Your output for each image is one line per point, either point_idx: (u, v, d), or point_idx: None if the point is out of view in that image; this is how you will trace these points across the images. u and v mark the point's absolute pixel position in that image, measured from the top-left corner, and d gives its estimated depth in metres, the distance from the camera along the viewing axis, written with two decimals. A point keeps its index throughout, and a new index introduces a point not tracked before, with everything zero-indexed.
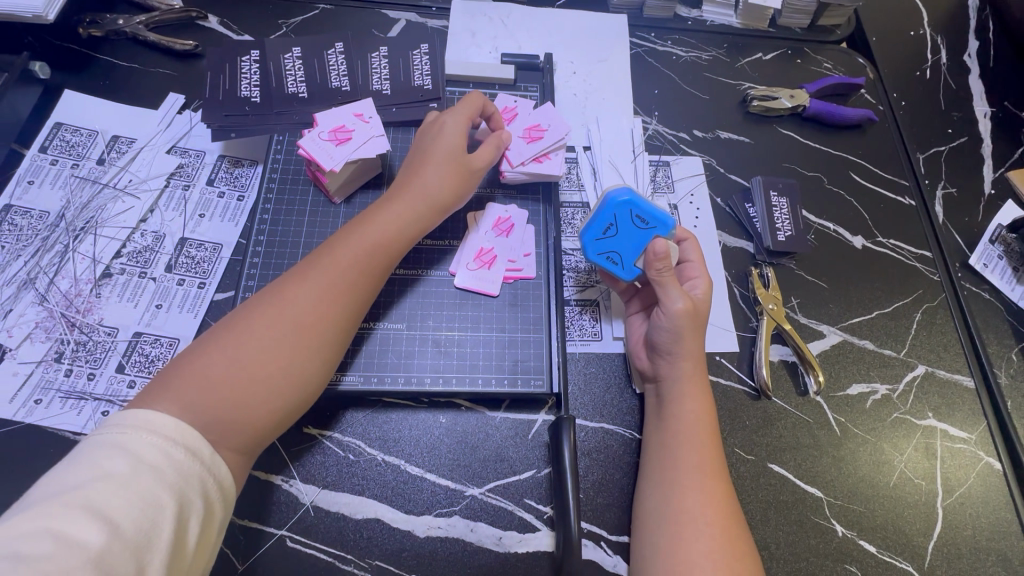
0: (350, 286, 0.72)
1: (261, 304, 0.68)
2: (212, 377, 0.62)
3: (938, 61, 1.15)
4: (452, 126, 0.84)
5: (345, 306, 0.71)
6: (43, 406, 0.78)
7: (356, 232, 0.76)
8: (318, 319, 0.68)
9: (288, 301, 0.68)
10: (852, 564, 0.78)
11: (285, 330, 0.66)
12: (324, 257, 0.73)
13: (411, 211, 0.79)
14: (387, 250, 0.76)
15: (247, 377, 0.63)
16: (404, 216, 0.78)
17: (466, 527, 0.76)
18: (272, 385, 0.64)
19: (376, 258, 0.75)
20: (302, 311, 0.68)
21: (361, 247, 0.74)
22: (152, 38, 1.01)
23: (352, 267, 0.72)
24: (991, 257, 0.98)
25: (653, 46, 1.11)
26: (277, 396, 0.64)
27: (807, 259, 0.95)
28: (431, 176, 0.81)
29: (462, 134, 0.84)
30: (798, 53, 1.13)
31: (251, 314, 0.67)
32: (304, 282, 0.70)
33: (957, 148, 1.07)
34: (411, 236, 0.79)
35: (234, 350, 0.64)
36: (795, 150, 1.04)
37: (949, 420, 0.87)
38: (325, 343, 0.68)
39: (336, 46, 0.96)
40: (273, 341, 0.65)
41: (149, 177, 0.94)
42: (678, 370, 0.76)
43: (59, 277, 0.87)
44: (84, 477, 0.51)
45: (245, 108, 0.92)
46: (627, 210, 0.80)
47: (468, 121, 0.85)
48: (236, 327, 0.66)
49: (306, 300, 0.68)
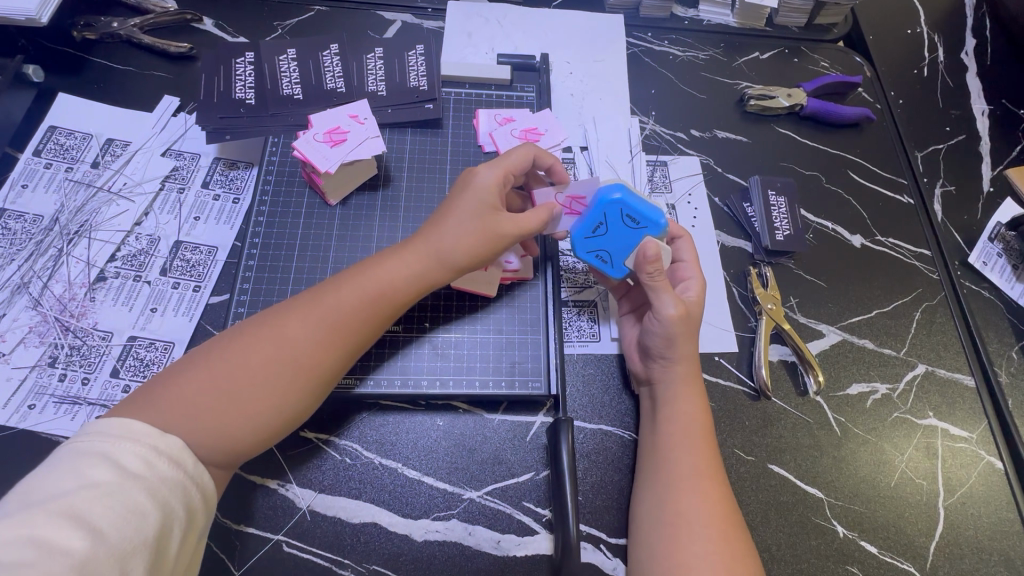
0: (351, 330, 0.68)
1: (263, 333, 0.65)
2: (199, 400, 0.60)
3: (936, 58, 1.15)
4: (485, 178, 0.75)
5: (343, 352, 0.68)
6: (36, 411, 0.78)
7: (366, 272, 0.72)
8: (318, 363, 0.66)
9: (289, 338, 0.65)
10: (853, 565, 0.77)
11: (284, 362, 0.64)
12: (330, 291, 0.70)
13: (422, 268, 0.73)
14: (392, 302, 0.72)
15: (234, 410, 0.61)
16: (413, 271, 0.73)
17: (463, 530, 0.76)
18: (258, 421, 0.62)
19: (380, 310, 0.71)
20: (301, 353, 0.65)
21: (369, 293, 0.70)
22: (146, 40, 1.01)
23: (358, 301, 0.69)
24: (990, 256, 0.98)
25: (649, 46, 1.11)
26: (259, 432, 0.63)
27: (805, 259, 0.95)
28: (451, 230, 0.74)
29: (495, 189, 0.75)
30: (795, 52, 1.13)
31: (250, 342, 0.65)
32: (308, 311, 0.67)
33: (955, 145, 1.07)
34: (415, 293, 0.73)
35: (225, 378, 0.62)
36: (793, 149, 1.03)
37: (950, 420, 0.86)
38: (318, 388, 0.66)
39: (331, 47, 0.96)
40: (267, 380, 0.63)
41: (144, 179, 0.93)
42: (672, 373, 0.76)
43: (53, 281, 0.86)
44: (66, 484, 0.51)
45: (240, 109, 0.91)
46: (616, 209, 0.77)
47: (504, 174, 0.76)
48: (233, 351, 0.64)
49: (306, 341, 0.66)
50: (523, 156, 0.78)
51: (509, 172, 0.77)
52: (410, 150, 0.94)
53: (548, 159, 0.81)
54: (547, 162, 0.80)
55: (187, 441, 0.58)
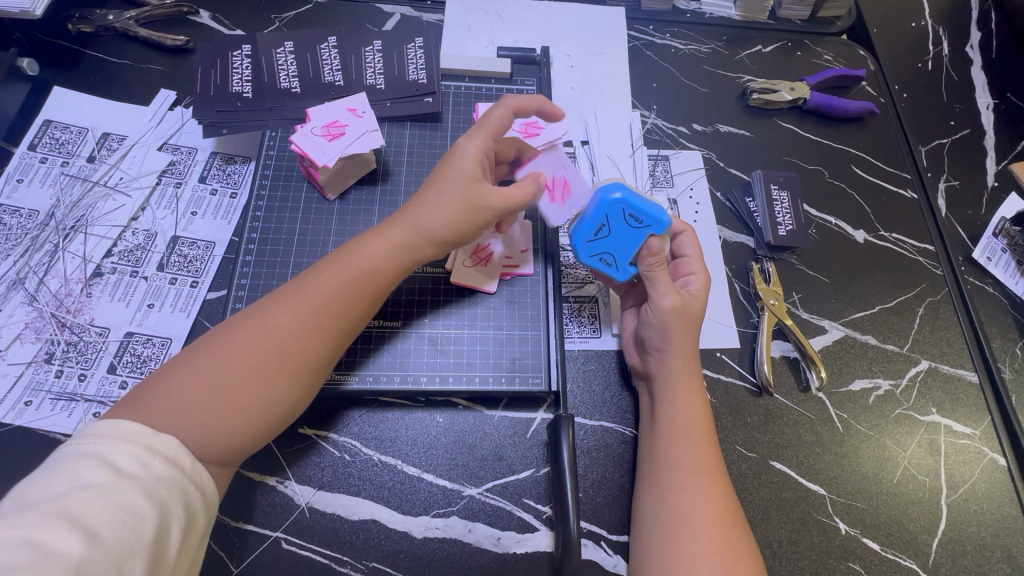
0: (338, 316, 0.68)
1: (248, 324, 0.65)
2: (188, 397, 0.59)
3: (940, 52, 1.14)
4: (466, 148, 0.74)
5: (332, 337, 0.67)
6: (33, 408, 0.77)
7: (348, 256, 0.71)
8: (306, 353, 0.65)
9: (274, 327, 0.65)
10: (855, 562, 0.77)
11: (269, 355, 0.63)
12: (314, 279, 0.69)
13: (404, 243, 0.72)
14: (374, 280, 0.70)
15: (226, 403, 0.60)
16: (395, 248, 0.72)
17: (463, 527, 0.75)
18: (252, 414, 0.62)
19: (362, 289, 0.70)
20: (288, 340, 0.64)
21: (352, 276, 0.69)
22: (142, 33, 1.00)
23: (343, 290, 0.68)
24: (994, 251, 0.97)
25: (651, 39, 1.09)
26: (255, 425, 0.62)
27: (808, 253, 0.94)
28: (431, 203, 0.73)
29: (476, 159, 0.74)
30: (798, 45, 1.12)
31: (235, 334, 0.64)
32: (292, 302, 0.67)
33: (960, 140, 1.06)
34: (397, 266, 0.72)
35: (212, 373, 0.61)
36: (796, 143, 1.03)
37: (953, 416, 0.86)
38: (308, 379, 0.66)
39: (329, 40, 0.95)
40: (255, 370, 0.62)
41: (140, 174, 0.92)
42: (668, 367, 0.75)
43: (49, 277, 0.86)
44: (61, 486, 0.50)
45: (237, 103, 0.90)
46: (618, 210, 0.74)
47: (483, 139, 0.75)
48: (219, 345, 0.63)
49: (292, 330, 0.65)
50: (503, 119, 0.77)
51: (491, 140, 0.75)
52: (409, 143, 0.93)
53: (527, 110, 0.79)
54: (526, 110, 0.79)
55: (183, 440, 0.57)
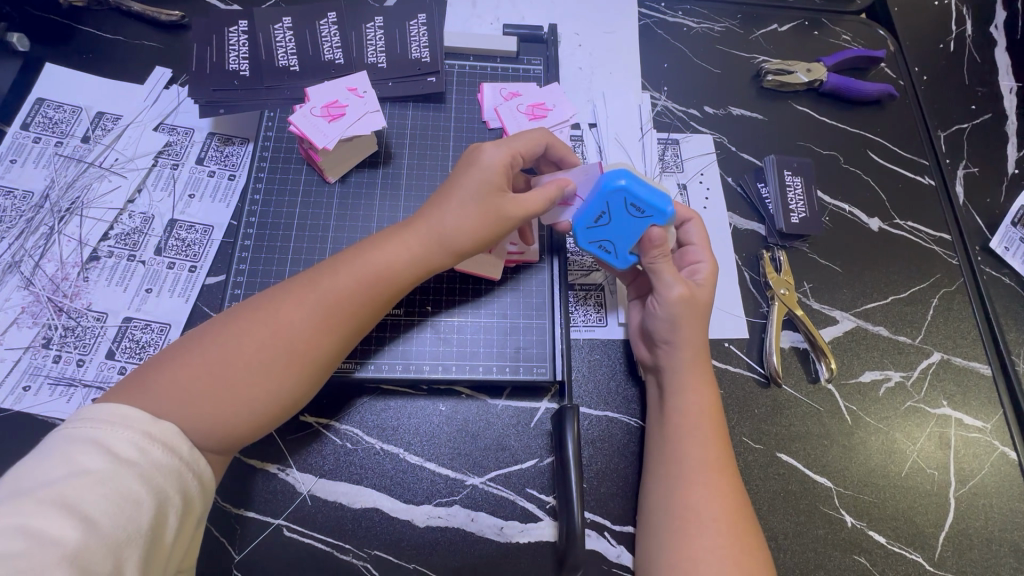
0: (349, 311, 0.66)
1: (257, 316, 0.63)
2: (190, 388, 0.58)
3: (963, 33, 1.10)
4: (492, 157, 0.71)
5: (343, 333, 0.65)
6: (31, 393, 0.76)
7: (364, 253, 0.69)
8: (314, 350, 0.63)
9: (284, 321, 0.63)
10: (861, 555, 0.76)
11: (277, 351, 0.61)
12: (327, 272, 0.67)
13: (421, 249, 0.70)
14: (392, 284, 0.69)
15: (230, 394, 0.59)
16: (414, 252, 0.70)
17: (466, 517, 0.74)
18: (255, 407, 0.60)
19: (377, 293, 0.68)
20: (295, 335, 0.62)
21: (367, 275, 0.67)
22: (136, 8, 0.96)
23: (357, 288, 0.66)
24: (1013, 240, 0.94)
25: (663, 17, 1.05)
26: (258, 416, 0.61)
27: (820, 241, 0.92)
28: (454, 210, 0.70)
29: (502, 170, 0.71)
30: (815, 24, 1.08)
31: (245, 325, 0.62)
32: (305, 295, 0.65)
33: (980, 126, 1.03)
34: (414, 274, 0.70)
35: (217, 365, 0.59)
36: (811, 127, 0.99)
37: (964, 409, 0.84)
38: (315, 374, 0.64)
39: (329, 15, 0.91)
40: (261, 364, 0.61)
41: (136, 155, 0.90)
42: (679, 361, 0.73)
43: (44, 260, 0.84)
44: (57, 473, 0.49)
45: (234, 81, 0.87)
46: (621, 198, 0.70)
47: (513, 154, 0.72)
48: (227, 334, 0.61)
49: (301, 326, 0.63)
50: (536, 140, 0.75)
51: (518, 153, 0.73)
52: (411, 126, 0.91)
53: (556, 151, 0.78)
54: (558, 152, 0.78)
55: (181, 427, 0.56)
